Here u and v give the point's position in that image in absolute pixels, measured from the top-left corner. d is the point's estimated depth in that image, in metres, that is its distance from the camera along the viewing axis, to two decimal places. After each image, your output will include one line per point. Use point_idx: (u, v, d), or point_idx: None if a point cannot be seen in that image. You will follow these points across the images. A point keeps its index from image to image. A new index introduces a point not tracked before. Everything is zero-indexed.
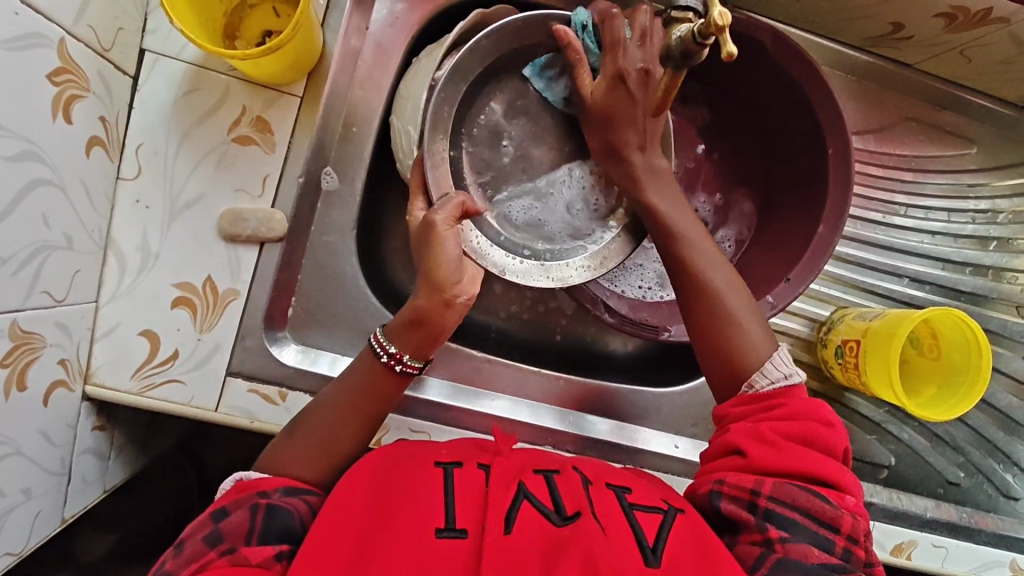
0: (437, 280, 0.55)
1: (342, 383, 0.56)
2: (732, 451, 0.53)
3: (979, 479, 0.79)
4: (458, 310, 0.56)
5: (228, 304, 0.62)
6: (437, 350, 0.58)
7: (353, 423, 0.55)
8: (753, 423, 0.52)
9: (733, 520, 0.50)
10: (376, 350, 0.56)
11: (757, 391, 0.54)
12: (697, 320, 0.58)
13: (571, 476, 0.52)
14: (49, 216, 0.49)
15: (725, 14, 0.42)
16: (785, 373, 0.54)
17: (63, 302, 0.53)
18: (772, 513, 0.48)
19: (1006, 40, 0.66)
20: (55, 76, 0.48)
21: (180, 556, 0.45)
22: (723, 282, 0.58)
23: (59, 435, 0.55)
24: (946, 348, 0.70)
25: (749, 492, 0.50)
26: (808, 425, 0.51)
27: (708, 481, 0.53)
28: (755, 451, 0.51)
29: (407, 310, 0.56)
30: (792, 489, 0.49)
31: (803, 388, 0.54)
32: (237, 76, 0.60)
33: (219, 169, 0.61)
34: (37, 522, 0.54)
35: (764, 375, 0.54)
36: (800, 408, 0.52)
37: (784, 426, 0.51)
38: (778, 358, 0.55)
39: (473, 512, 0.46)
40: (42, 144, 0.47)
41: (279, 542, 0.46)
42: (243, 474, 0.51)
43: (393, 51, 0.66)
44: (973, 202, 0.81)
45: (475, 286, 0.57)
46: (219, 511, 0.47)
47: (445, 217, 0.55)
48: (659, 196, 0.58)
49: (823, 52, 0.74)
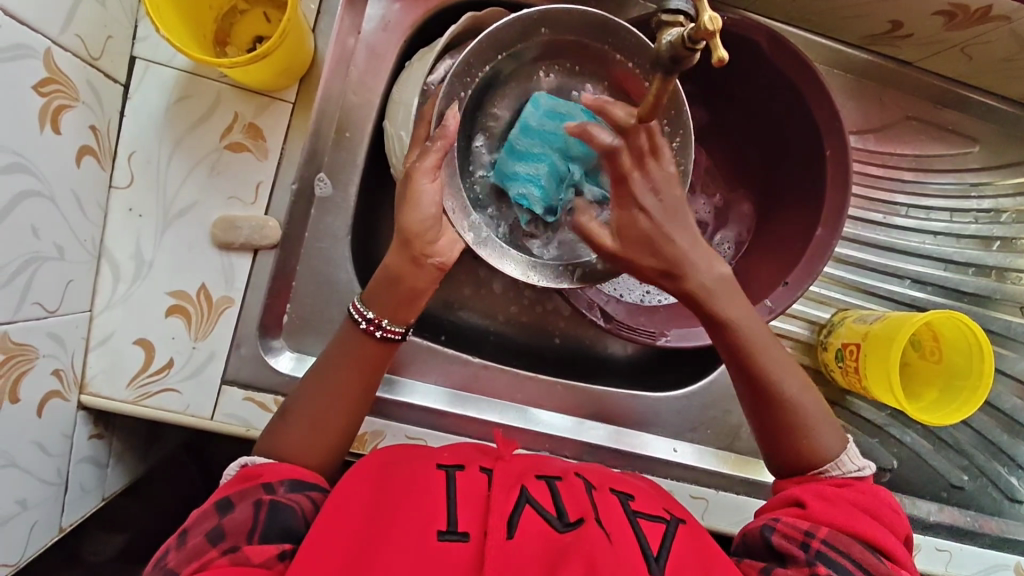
0: (406, 234, 0.54)
1: (326, 356, 0.56)
2: (791, 502, 0.53)
3: (983, 483, 0.78)
4: (431, 270, 0.56)
5: (223, 312, 0.61)
6: (416, 315, 0.57)
7: (338, 394, 0.55)
8: (816, 484, 0.53)
9: (782, 555, 0.50)
10: (353, 317, 0.56)
11: (827, 477, 0.54)
12: (761, 430, 0.57)
13: (575, 483, 0.52)
14: (38, 227, 0.49)
15: (715, 18, 0.41)
16: (859, 468, 0.54)
17: (56, 312, 0.53)
18: (824, 554, 0.48)
19: (1007, 37, 0.65)
20: (42, 87, 0.47)
21: (183, 549, 0.45)
22: (800, 389, 0.55)
23: (54, 445, 0.55)
24: (948, 352, 0.69)
25: (802, 533, 0.50)
26: (876, 502, 0.52)
27: (761, 518, 0.53)
28: (817, 504, 0.51)
29: (382, 274, 0.55)
30: (848, 541, 0.49)
31: (871, 478, 0.55)
32: (229, 82, 0.60)
33: (212, 177, 0.60)
34: (33, 532, 0.54)
35: (837, 464, 0.54)
36: (870, 489, 0.53)
37: (851, 493, 0.52)
38: (852, 450, 0.55)
39: (476, 516, 0.46)
40: (30, 155, 0.47)
41: (282, 541, 0.46)
42: (247, 460, 0.51)
43: (385, 55, 0.65)
44: (975, 201, 0.80)
45: (454, 249, 0.57)
46: (224, 501, 0.47)
47: (426, 168, 0.53)
48: (729, 309, 0.54)
49: (821, 52, 0.73)
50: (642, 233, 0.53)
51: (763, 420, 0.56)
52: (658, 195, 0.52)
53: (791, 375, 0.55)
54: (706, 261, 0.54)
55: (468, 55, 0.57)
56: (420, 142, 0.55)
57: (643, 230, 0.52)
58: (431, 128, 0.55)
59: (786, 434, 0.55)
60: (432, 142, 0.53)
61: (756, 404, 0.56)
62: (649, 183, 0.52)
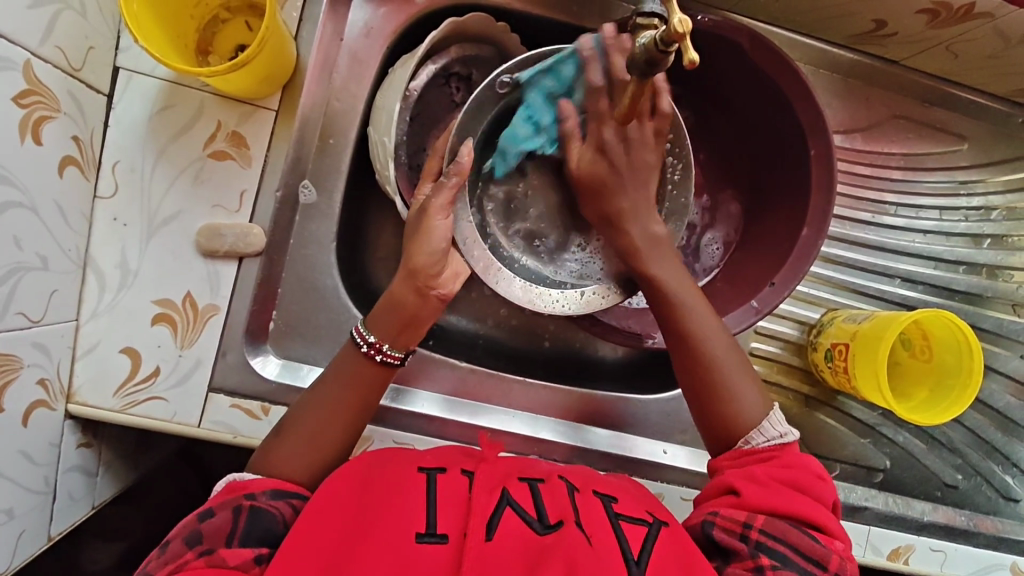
0: (413, 268, 0.54)
1: (325, 379, 0.56)
2: (726, 489, 0.53)
3: (978, 482, 0.78)
4: (434, 302, 0.56)
5: (208, 320, 0.62)
6: (417, 341, 0.57)
7: (336, 420, 0.55)
8: (748, 467, 0.53)
9: (725, 550, 0.50)
10: (357, 342, 0.56)
11: (751, 447, 0.54)
12: (702, 417, 0.57)
13: (557, 485, 0.51)
14: (21, 238, 0.49)
15: (685, 21, 0.40)
16: (780, 432, 0.54)
17: (40, 322, 0.53)
18: (763, 544, 0.48)
19: (991, 35, 0.65)
20: (22, 98, 0.47)
21: (162, 555, 0.45)
22: (724, 350, 0.57)
23: (41, 455, 0.55)
24: (937, 350, 0.68)
25: (741, 525, 0.50)
26: (804, 474, 0.52)
27: (702, 513, 0.53)
28: (749, 489, 0.51)
29: (385, 299, 0.56)
30: (784, 524, 0.49)
31: (798, 445, 0.54)
32: (211, 91, 0.60)
33: (196, 185, 0.61)
34: (20, 541, 0.54)
35: (760, 433, 0.54)
36: (794, 459, 0.53)
37: (780, 470, 0.51)
38: (773, 418, 0.55)
39: (456, 518, 0.46)
40: (10, 167, 0.47)
41: (259, 545, 0.46)
42: (234, 475, 0.51)
43: (368, 61, 0.65)
44: (966, 199, 0.79)
45: (456, 283, 0.57)
46: (205, 511, 0.47)
47: (440, 204, 0.54)
48: (656, 263, 0.58)
49: (807, 51, 0.73)
50: (599, 178, 0.56)
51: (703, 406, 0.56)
52: (627, 146, 0.56)
53: (713, 339, 0.57)
54: (643, 212, 0.58)
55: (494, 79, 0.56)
56: (432, 178, 0.57)
57: (601, 171, 0.56)
58: (444, 161, 0.56)
59: (717, 411, 0.56)
60: (447, 177, 0.54)
61: (693, 385, 0.57)
62: (621, 135, 0.55)
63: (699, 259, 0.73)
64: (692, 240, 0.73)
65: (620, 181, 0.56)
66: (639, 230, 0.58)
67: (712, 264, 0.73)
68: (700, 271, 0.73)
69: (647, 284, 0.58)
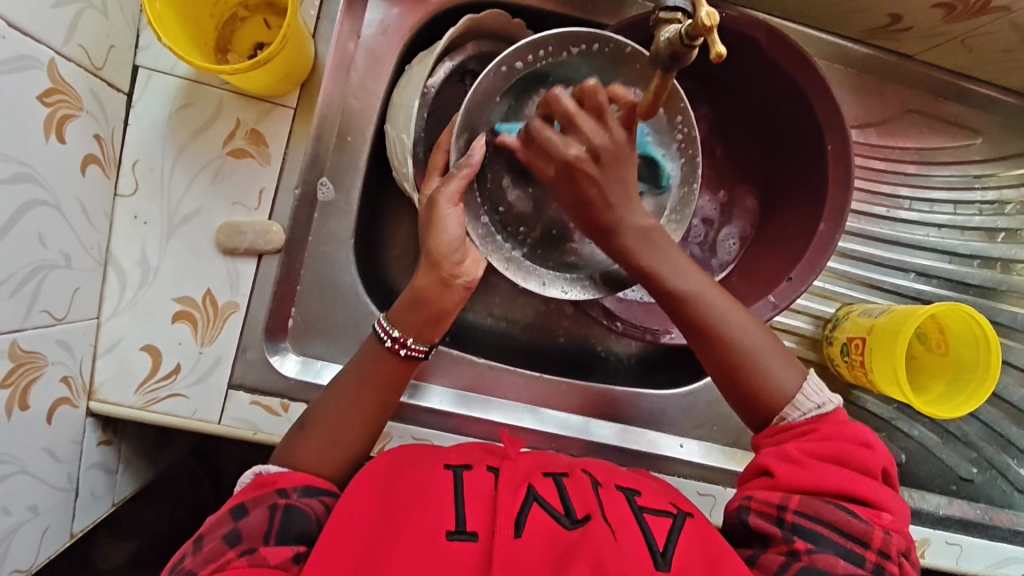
0: (434, 258, 0.54)
1: (348, 372, 0.56)
2: (762, 471, 0.54)
3: (992, 475, 0.78)
4: (459, 291, 0.56)
5: (229, 317, 0.62)
6: (441, 334, 0.57)
7: (363, 415, 0.55)
8: (784, 444, 0.53)
9: (762, 535, 0.51)
10: (380, 337, 0.56)
11: (788, 423, 0.54)
12: (740, 400, 0.56)
13: (581, 479, 0.52)
14: (45, 235, 0.49)
15: (712, 14, 0.41)
16: (817, 403, 0.54)
17: (64, 320, 0.53)
18: (798, 526, 0.49)
19: (1007, 28, 0.65)
20: (47, 97, 0.48)
21: (199, 553, 0.45)
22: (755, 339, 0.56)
23: (65, 452, 0.55)
24: (954, 343, 0.68)
25: (776, 508, 0.51)
26: (842, 445, 0.51)
27: (738, 498, 0.54)
28: (783, 469, 0.52)
29: (407, 294, 0.56)
30: (820, 503, 0.50)
31: (840, 413, 0.55)
32: (230, 89, 0.60)
33: (215, 183, 0.61)
34: (45, 538, 0.54)
35: (795, 407, 0.54)
36: (833, 430, 0.53)
37: (815, 446, 0.52)
38: (810, 387, 0.55)
39: (485, 515, 0.46)
40: (35, 165, 0.47)
41: (297, 544, 0.46)
42: (261, 468, 0.51)
43: (385, 58, 0.66)
44: (979, 193, 0.79)
45: (479, 268, 0.57)
46: (238, 509, 0.48)
47: (448, 194, 0.54)
48: (652, 258, 0.55)
49: (821, 47, 0.73)
50: (581, 194, 0.53)
51: (744, 401, 0.56)
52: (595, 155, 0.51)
53: (742, 328, 0.56)
54: (632, 211, 0.54)
55: (478, 91, 0.56)
56: (438, 172, 0.59)
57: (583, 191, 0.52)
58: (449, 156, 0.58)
59: (758, 389, 0.55)
60: (456, 170, 0.55)
61: (728, 382, 0.56)
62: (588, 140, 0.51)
63: (716, 254, 0.74)
64: (709, 235, 0.74)
65: (600, 194, 0.52)
66: (630, 230, 0.54)
67: (729, 259, 0.73)
68: (718, 265, 0.74)
69: (645, 279, 0.55)
